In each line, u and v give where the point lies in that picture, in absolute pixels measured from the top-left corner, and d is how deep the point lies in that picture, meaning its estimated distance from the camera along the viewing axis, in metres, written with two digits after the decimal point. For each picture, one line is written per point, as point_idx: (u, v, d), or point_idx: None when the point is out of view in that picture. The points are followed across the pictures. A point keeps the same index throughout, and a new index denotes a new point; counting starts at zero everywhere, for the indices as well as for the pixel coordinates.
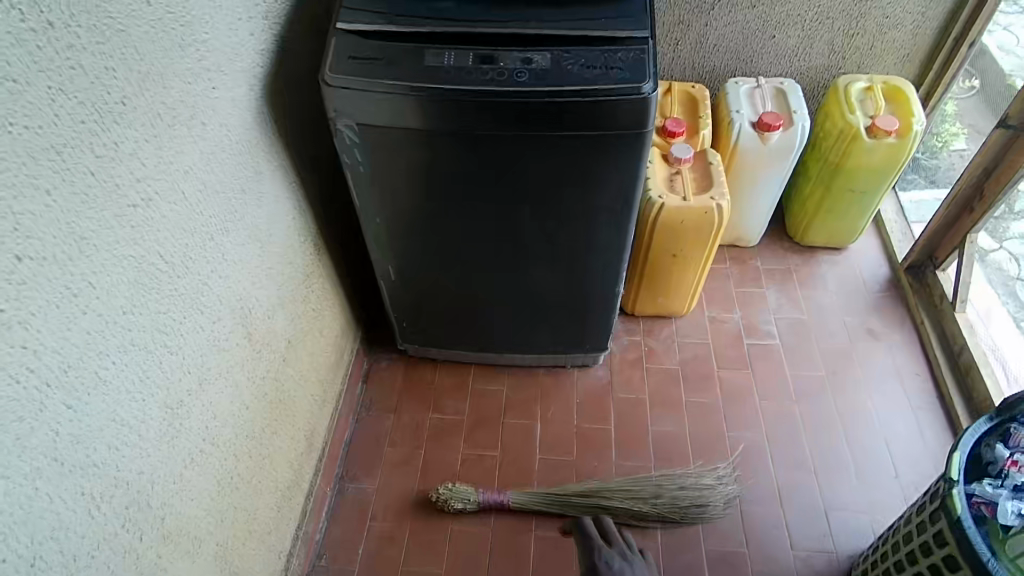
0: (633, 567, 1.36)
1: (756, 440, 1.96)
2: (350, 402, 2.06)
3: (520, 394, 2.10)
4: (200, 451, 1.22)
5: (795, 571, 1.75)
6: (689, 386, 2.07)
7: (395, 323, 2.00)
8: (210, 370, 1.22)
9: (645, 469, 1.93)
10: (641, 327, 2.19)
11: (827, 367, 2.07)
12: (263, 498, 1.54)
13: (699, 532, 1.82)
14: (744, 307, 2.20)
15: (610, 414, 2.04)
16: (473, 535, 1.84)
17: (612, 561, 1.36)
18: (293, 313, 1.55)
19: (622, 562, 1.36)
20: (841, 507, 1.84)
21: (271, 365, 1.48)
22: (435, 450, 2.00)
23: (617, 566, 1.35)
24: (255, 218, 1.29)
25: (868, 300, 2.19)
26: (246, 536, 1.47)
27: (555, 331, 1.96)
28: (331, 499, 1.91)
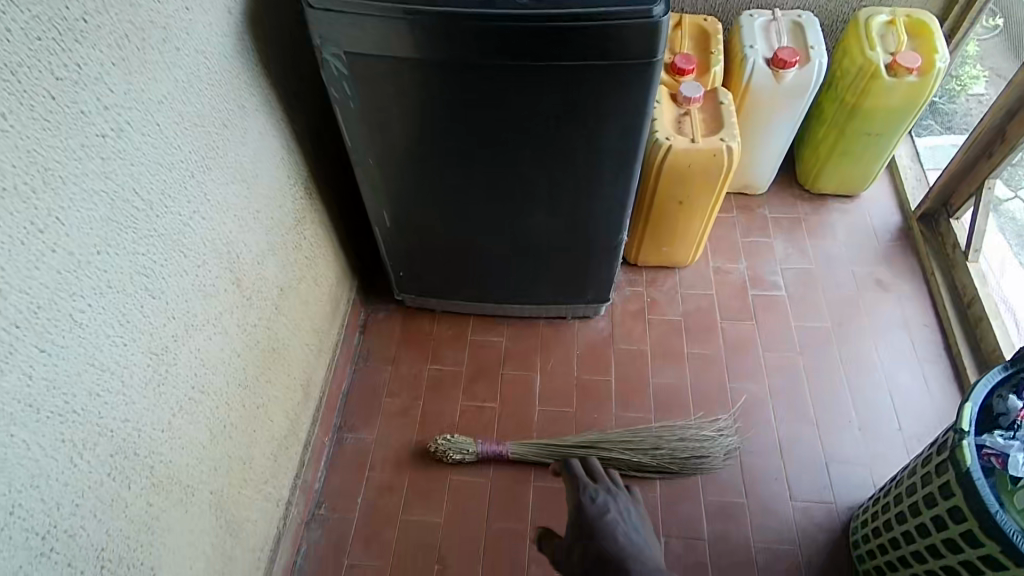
0: (618, 501, 1.34)
1: (759, 391, 1.94)
2: (347, 352, 2.02)
3: (519, 345, 2.06)
4: (189, 400, 1.19)
5: (794, 521, 1.75)
6: (692, 338, 2.03)
7: (391, 272, 1.94)
8: (197, 316, 1.17)
9: (645, 421, 1.91)
10: (644, 278, 2.14)
11: (834, 318, 2.02)
12: (259, 447, 1.52)
13: (698, 483, 1.81)
14: (751, 258, 2.14)
15: (611, 365, 2.01)
16: (472, 485, 1.83)
17: (597, 496, 1.34)
18: (285, 261, 1.50)
19: (607, 497, 1.34)
20: (842, 459, 1.82)
21: (263, 313, 1.43)
22: (433, 401, 1.97)
23: (602, 500, 1.33)
24: (240, 156, 1.22)
25: (878, 249, 2.13)
26: (242, 485, 1.45)
27: (555, 279, 1.91)
28: (329, 449, 1.90)
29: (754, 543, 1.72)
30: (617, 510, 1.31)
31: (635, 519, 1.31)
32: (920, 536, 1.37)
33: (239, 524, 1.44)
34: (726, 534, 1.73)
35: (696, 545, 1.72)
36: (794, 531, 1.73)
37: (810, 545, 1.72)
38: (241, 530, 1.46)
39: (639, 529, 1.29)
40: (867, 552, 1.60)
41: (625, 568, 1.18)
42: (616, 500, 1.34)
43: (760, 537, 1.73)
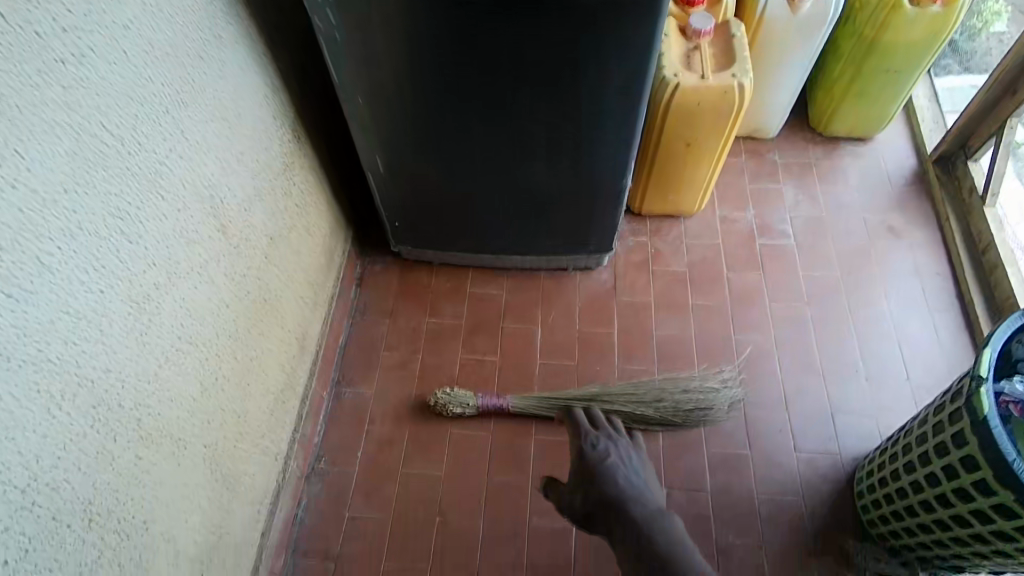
0: (620, 447, 1.31)
1: (765, 342, 1.90)
2: (343, 305, 1.97)
3: (519, 297, 2.01)
4: (176, 351, 1.14)
5: (799, 472, 1.73)
6: (697, 289, 1.98)
7: (387, 222, 1.88)
8: (180, 264, 1.11)
9: (649, 373, 1.87)
10: (648, 228, 2.07)
11: (843, 267, 1.96)
12: (254, 400, 1.48)
13: (702, 435, 1.79)
14: (759, 205, 2.07)
15: (613, 317, 1.96)
16: (472, 438, 1.80)
17: (598, 443, 1.31)
18: (274, 209, 1.43)
19: (609, 443, 1.31)
20: (849, 409, 1.79)
21: (252, 263, 1.37)
22: (432, 354, 1.93)
23: (603, 447, 1.30)
24: (216, 92, 1.15)
25: (891, 196, 2.05)
26: (238, 439, 1.42)
27: (556, 229, 1.85)
28: (327, 403, 1.87)
29: (758, 494, 1.70)
30: (619, 455, 1.29)
31: (638, 462, 1.29)
32: (928, 485, 1.35)
33: (236, 478, 1.42)
34: (729, 486, 1.72)
35: (698, 496, 1.70)
36: (799, 482, 1.71)
37: (814, 496, 1.70)
38: (239, 484, 1.43)
39: (642, 471, 1.27)
40: (873, 502, 1.58)
41: (626, 510, 1.18)
42: (618, 446, 1.31)
43: (764, 488, 1.71)
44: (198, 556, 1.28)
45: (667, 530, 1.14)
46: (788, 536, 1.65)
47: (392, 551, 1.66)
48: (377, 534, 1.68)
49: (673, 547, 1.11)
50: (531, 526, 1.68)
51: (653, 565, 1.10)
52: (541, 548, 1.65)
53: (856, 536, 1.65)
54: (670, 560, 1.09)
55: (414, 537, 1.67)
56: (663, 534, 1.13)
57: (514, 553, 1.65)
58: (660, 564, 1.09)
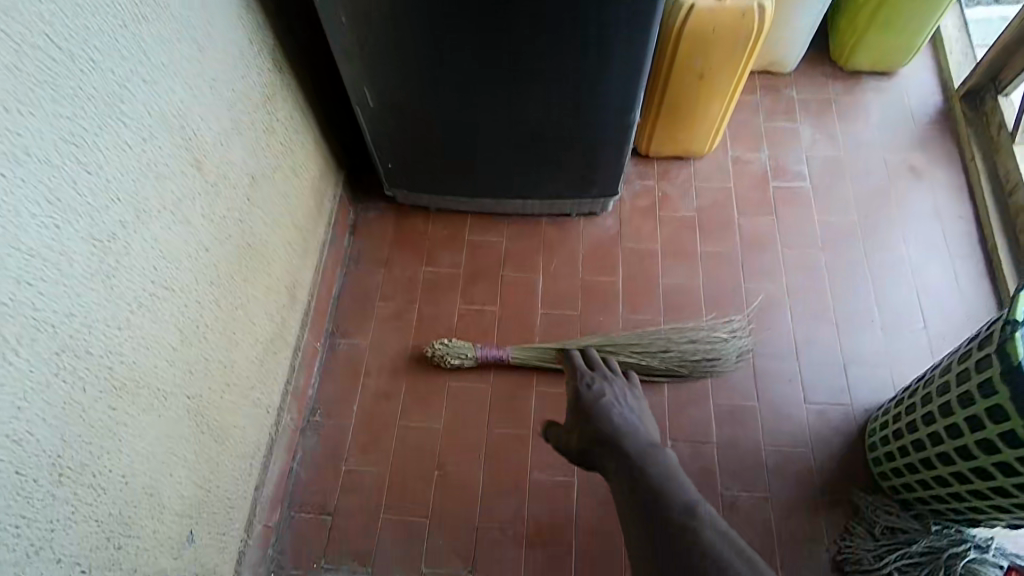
0: (616, 388, 1.27)
1: (776, 290, 1.81)
2: (335, 253, 1.88)
3: (520, 245, 1.92)
4: (151, 296, 1.06)
5: (809, 424, 1.67)
6: (706, 235, 1.88)
7: (379, 164, 1.78)
8: (149, 202, 1.02)
9: (654, 322, 1.80)
10: (655, 170, 1.97)
11: (860, 211, 1.86)
12: (242, 350, 1.41)
13: (709, 386, 1.72)
14: (774, 146, 1.96)
15: (617, 265, 1.87)
16: (471, 391, 1.74)
17: (593, 383, 1.27)
18: (254, 145, 1.33)
19: (604, 384, 1.28)
20: (862, 360, 1.72)
21: (234, 205, 1.28)
22: (429, 304, 1.86)
23: (598, 387, 1.26)
24: (178, 9, 1.04)
25: (914, 135, 1.94)
26: (226, 391, 1.35)
27: (561, 171, 1.74)
28: (321, 354, 1.80)
29: (765, 447, 1.65)
30: (614, 395, 1.25)
31: (637, 403, 1.25)
32: (948, 437, 1.29)
33: (225, 430, 1.36)
34: (736, 438, 1.66)
35: (704, 449, 1.65)
36: (809, 434, 1.66)
37: (823, 449, 1.64)
38: (228, 437, 1.37)
39: (639, 410, 1.23)
40: (885, 454, 1.53)
41: (620, 444, 1.12)
42: (613, 387, 1.28)
43: (772, 440, 1.66)
44: (185, 510, 1.23)
45: (660, 463, 1.07)
46: (796, 489, 1.60)
47: (390, 504, 1.62)
48: (375, 487, 1.64)
49: (666, 480, 1.03)
50: (532, 479, 1.63)
51: (644, 495, 1.01)
52: (542, 502, 1.61)
53: (867, 489, 1.59)
54: (662, 491, 1.01)
55: (412, 491, 1.63)
56: (656, 466, 1.06)
57: (514, 506, 1.60)
58: (652, 494, 1.01)
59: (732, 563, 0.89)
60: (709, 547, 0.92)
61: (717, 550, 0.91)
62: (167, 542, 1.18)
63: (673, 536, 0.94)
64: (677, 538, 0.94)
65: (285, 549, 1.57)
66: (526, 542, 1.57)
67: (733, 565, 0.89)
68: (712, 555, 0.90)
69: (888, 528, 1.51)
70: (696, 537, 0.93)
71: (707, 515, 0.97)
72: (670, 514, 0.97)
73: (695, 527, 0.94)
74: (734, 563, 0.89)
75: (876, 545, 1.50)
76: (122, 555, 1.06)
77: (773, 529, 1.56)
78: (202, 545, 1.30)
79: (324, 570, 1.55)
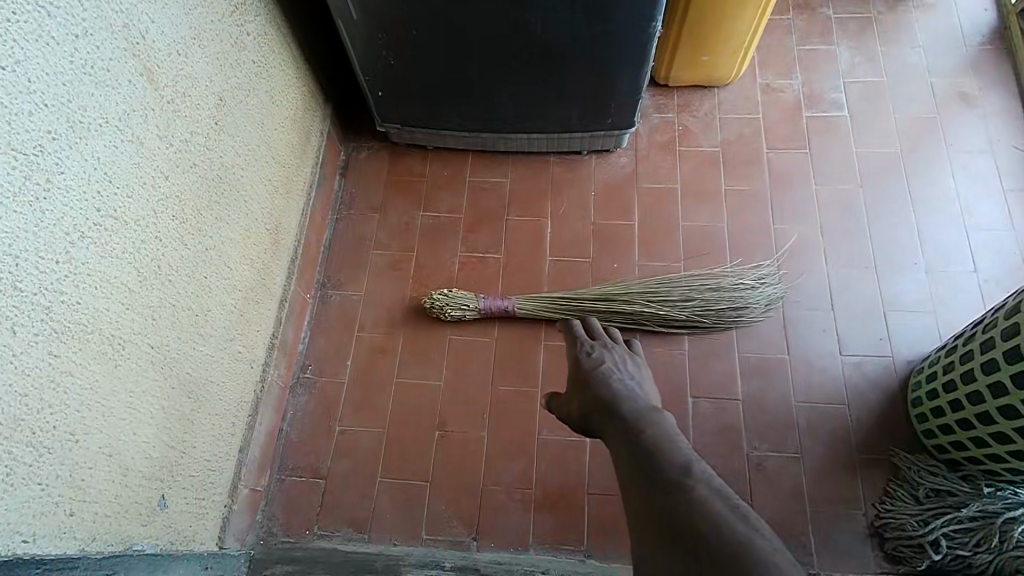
0: (616, 352, 1.02)
1: (808, 232, 1.66)
2: (324, 196, 1.72)
3: (527, 187, 1.76)
4: (97, 226, 0.93)
5: (845, 377, 1.52)
6: (730, 171, 1.73)
7: (369, 93, 1.63)
8: (86, 112, 0.90)
9: (674, 269, 1.64)
10: (675, 102, 1.82)
11: (903, 142, 1.73)
12: (218, 297, 1.26)
13: (734, 338, 1.57)
14: (808, 71, 1.83)
15: (633, 207, 1.71)
16: (474, 344, 1.60)
17: (592, 350, 1.02)
18: (218, 58, 1.20)
19: (604, 350, 1.03)
20: (905, 306, 1.57)
21: (197, 128, 1.16)
22: (428, 252, 1.70)
23: (598, 354, 1.01)
24: None
25: (962, 56, 1.80)
26: (201, 341, 1.21)
27: (569, 94, 1.59)
28: (312, 307, 1.65)
29: (797, 404, 1.50)
30: (614, 361, 1.00)
31: (639, 367, 1.00)
32: (1014, 387, 1.14)
33: (203, 385, 1.22)
34: (764, 394, 1.51)
35: (728, 405, 1.51)
36: (845, 388, 1.51)
37: (860, 405, 1.50)
38: (206, 394, 1.24)
39: (641, 373, 0.97)
40: (933, 410, 1.38)
41: (616, 411, 0.90)
42: (614, 353, 1.02)
43: (803, 396, 1.51)
44: (154, 474, 1.10)
45: (662, 426, 0.85)
46: (830, 449, 1.46)
47: (388, 466, 1.49)
48: (372, 448, 1.51)
49: (664, 441, 0.82)
50: (540, 440, 1.50)
51: (640, 460, 0.81)
52: (551, 464, 1.48)
53: (909, 448, 1.45)
54: (657, 452, 0.81)
55: (410, 452, 1.50)
56: (656, 428, 0.84)
57: (521, 469, 1.47)
58: (645, 456, 0.80)
59: (725, 520, 0.69)
60: (700, 505, 0.71)
61: (711, 507, 0.70)
62: (133, 509, 1.05)
63: (664, 498, 0.74)
64: (668, 499, 0.73)
65: (275, 515, 1.45)
66: (535, 507, 1.44)
67: (727, 523, 0.68)
68: (705, 513, 0.70)
69: (933, 490, 1.37)
70: (688, 495, 0.73)
71: (704, 474, 0.76)
72: (660, 475, 0.77)
73: (690, 485, 0.74)
74: (727, 519, 0.69)
75: (920, 510, 1.36)
76: (76, 522, 0.93)
77: (805, 492, 1.43)
78: (177, 512, 1.17)
79: (317, 538, 1.43)
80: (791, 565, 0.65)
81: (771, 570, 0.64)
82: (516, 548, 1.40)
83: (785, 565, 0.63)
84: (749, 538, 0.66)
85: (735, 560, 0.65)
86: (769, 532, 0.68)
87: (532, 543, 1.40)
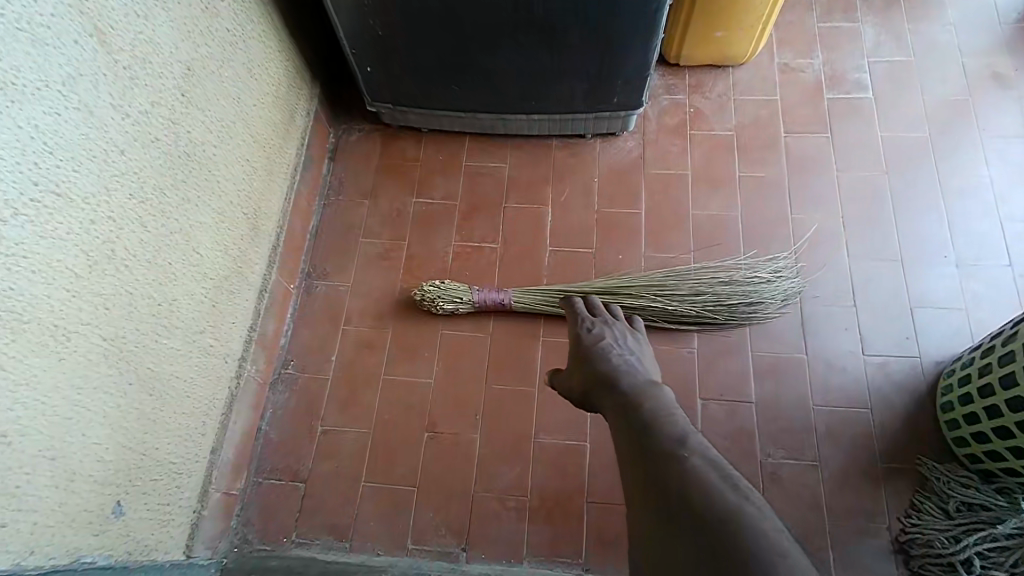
0: (617, 328, 1.00)
1: (829, 222, 1.54)
2: (311, 180, 1.62)
3: (527, 172, 1.65)
4: (33, 202, 0.83)
5: (868, 379, 1.40)
6: (744, 157, 1.61)
7: (356, 68, 1.52)
8: (18, 72, 0.80)
9: (683, 261, 1.52)
10: (686, 82, 1.70)
11: (932, 126, 1.60)
12: (184, 284, 1.15)
13: (748, 336, 1.45)
14: (829, 50, 1.70)
15: (640, 194, 1.60)
16: (467, 340, 1.49)
17: (593, 326, 1.01)
18: (185, 23, 1.10)
19: (604, 326, 1.01)
20: (933, 303, 1.45)
21: (161, 98, 1.06)
22: (421, 241, 1.59)
23: (599, 330, 1.00)
24: None
25: (997, 34, 1.68)
26: (165, 333, 1.11)
27: (572, 72, 1.48)
28: (296, 298, 1.55)
29: (815, 407, 1.38)
30: (613, 337, 0.98)
31: (639, 343, 0.98)
32: None
33: (166, 381, 1.12)
34: (779, 396, 1.40)
35: (741, 408, 1.39)
36: (868, 391, 1.39)
37: (884, 409, 1.38)
38: (171, 392, 1.13)
39: (642, 349, 0.97)
40: (966, 417, 1.26)
41: (615, 384, 0.89)
42: (615, 328, 1.00)
43: (822, 399, 1.39)
44: (108, 478, 1.00)
45: (661, 399, 0.84)
46: (851, 457, 1.34)
47: (373, 470, 1.38)
48: (356, 449, 1.40)
49: (662, 415, 0.81)
50: (536, 443, 1.39)
51: (636, 435, 0.80)
52: (548, 469, 1.37)
53: (938, 456, 1.33)
54: (653, 425, 0.79)
55: (397, 455, 1.40)
56: (654, 401, 0.84)
57: (517, 475, 1.37)
58: (644, 431, 0.79)
59: (716, 491, 0.68)
60: (693, 478, 0.70)
61: (702, 479, 0.70)
62: (81, 518, 0.95)
63: (659, 474, 0.73)
64: (661, 474, 0.73)
65: (252, 520, 1.35)
66: (530, 516, 1.33)
67: (720, 493, 0.67)
68: (700, 485, 0.69)
69: (965, 504, 1.26)
70: (680, 468, 0.72)
71: (698, 445, 0.75)
72: (653, 446, 0.76)
73: (682, 456, 0.73)
74: (717, 490, 0.68)
75: (950, 525, 1.25)
76: (10, 534, 0.83)
77: (824, 504, 1.31)
78: (135, 520, 1.07)
79: (295, 546, 1.33)
80: (781, 533, 0.64)
81: (760, 537, 0.63)
82: (508, 560, 1.29)
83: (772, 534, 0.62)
84: (738, 506, 0.65)
85: (724, 528, 0.64)
86: (760, 500, 0.67)
87: (526, 555, 1.30)
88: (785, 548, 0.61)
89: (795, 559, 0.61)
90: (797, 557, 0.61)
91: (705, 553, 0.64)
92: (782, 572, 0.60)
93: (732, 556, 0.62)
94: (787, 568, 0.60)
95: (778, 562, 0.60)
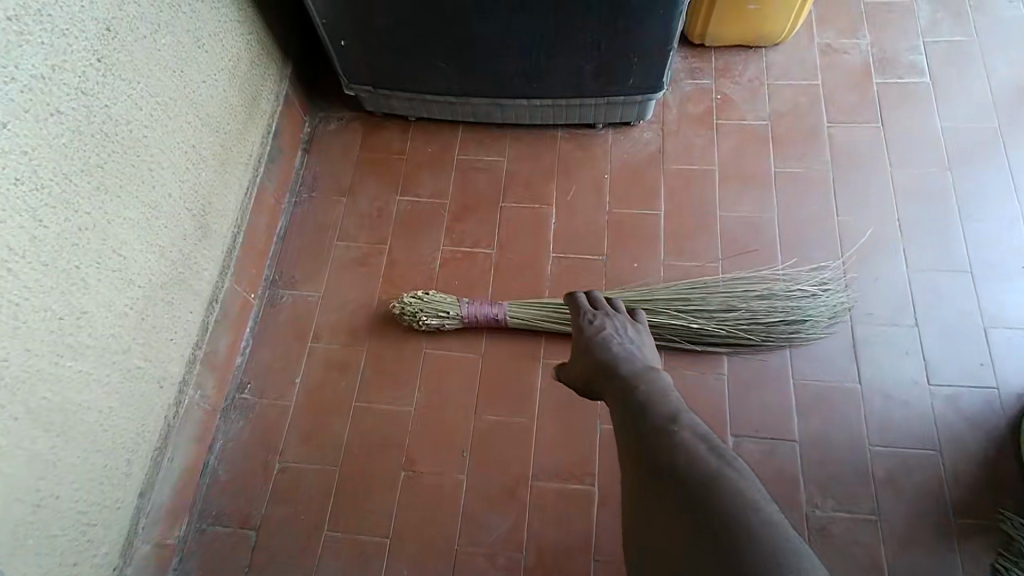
0: (618, 319, 0.82)
1: (883, 226, 1.31)
2: (280, 174, 1.41)
3: (528, 167, 1.43)
4: None
5: (934, 413, 1.16)
6: (781, 150, 1.39)
7: (329, 43, 1.31)
8: None
9: (709, 271, 1.29)
10: (712, 66, 1.48)
11: (1002, 115, 1.37)
12: (101, 292, 0.94)
13: (788, 359, 1.22)
14: (877, 29, 1.48)
15: (659, 193, 1.37)
16: (454, 361, 1.27)
17: (593, 317, 0.82)
18: None
19: (606, 317, 0.82)
20: (1011, 322, 1.21)
21: (65, 62, 0.85)
22: (404, 244, 1.38)
23: (599, 321, 0.81)
24: None
25: None
26: (66, 356, 0.89)
27: (580, 48, 1.26)
28: (257, 309, 1.33)
29: (870, 446, 1.15)
30: (614, 329, 0.80)
31: (642, 335, 0.80)
32: None
33: (69, 415, 0.90)
34: (826, 432, 1.16)
35: (780, 447, 1.16)
36: (935, 429, 1.15)
37: (956, 450, 1.14)
38: (76, 428, 0.91)
39: (644, 339, 0.80)
40: None
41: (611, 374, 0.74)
42: (617, 320, 0.82)
43: (879, 437, 1.15)
44: None
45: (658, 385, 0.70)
46: (917, 510, 1.10)
47: (338, 517, 1.16)
48: (318, 490, 1.18)
49: (658, 399, 0.68)
50: (534, 485, 1.16)
51: (630, 419, 0.68)
52: (548, 518, 1.14)
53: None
54: (648, 407, 0.67)
55: (369, 497, 1.17)
56: (650, 385, 0.70)
57: (510, 524, 1.14)
58: (632, 409, 0.69)
59: (702, 459, 0.60)
60: (681, 449, 0.61)
61: (690, 449, 0.61)
62: None
63: (647, 447, 0.64)
64: (650, 447, 0.64)
65: (191, 574, 1.12)
66: None
67: (703, 460, 0.60)
68: (688, 455, 0.60)
69: None
70: (670, 441, 0.63)
71: (691, 420, 0.65)
72: (644, 424, 0.66)
73: (673, 429, 0.63)
74: (703, 459, 0.60)
75: None
76: None
77: (885, 567, 1.07)
78: None
79: None
80: (764, 497, 0.57)
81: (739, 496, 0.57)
82: None
83: (757, 498, 0.55)
84: (720, 473, 0.58)
85: (705, 490, 0.57)
86: (743, 465, 0.60)
87: None
88: (765, 511, 0.55)
89: (771, 513, 0.55)
90: (770, 509, 0.56)
91: (686, 517, 0.57)
92: (760, 529, 0.54)
93: (714, 518, 0.55)
94: (762, 521, 0.54)
95: (750, 514, 0.54)
